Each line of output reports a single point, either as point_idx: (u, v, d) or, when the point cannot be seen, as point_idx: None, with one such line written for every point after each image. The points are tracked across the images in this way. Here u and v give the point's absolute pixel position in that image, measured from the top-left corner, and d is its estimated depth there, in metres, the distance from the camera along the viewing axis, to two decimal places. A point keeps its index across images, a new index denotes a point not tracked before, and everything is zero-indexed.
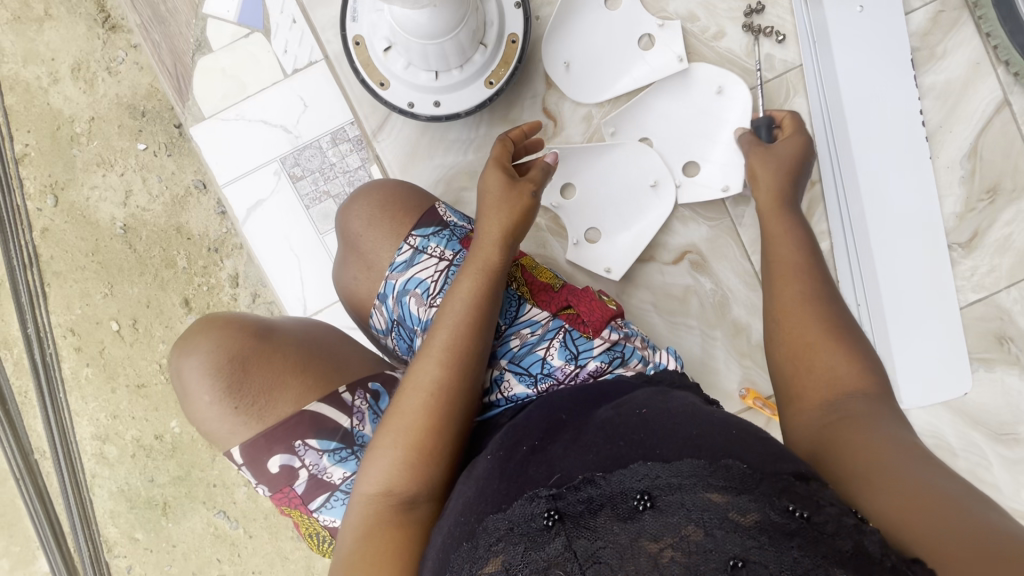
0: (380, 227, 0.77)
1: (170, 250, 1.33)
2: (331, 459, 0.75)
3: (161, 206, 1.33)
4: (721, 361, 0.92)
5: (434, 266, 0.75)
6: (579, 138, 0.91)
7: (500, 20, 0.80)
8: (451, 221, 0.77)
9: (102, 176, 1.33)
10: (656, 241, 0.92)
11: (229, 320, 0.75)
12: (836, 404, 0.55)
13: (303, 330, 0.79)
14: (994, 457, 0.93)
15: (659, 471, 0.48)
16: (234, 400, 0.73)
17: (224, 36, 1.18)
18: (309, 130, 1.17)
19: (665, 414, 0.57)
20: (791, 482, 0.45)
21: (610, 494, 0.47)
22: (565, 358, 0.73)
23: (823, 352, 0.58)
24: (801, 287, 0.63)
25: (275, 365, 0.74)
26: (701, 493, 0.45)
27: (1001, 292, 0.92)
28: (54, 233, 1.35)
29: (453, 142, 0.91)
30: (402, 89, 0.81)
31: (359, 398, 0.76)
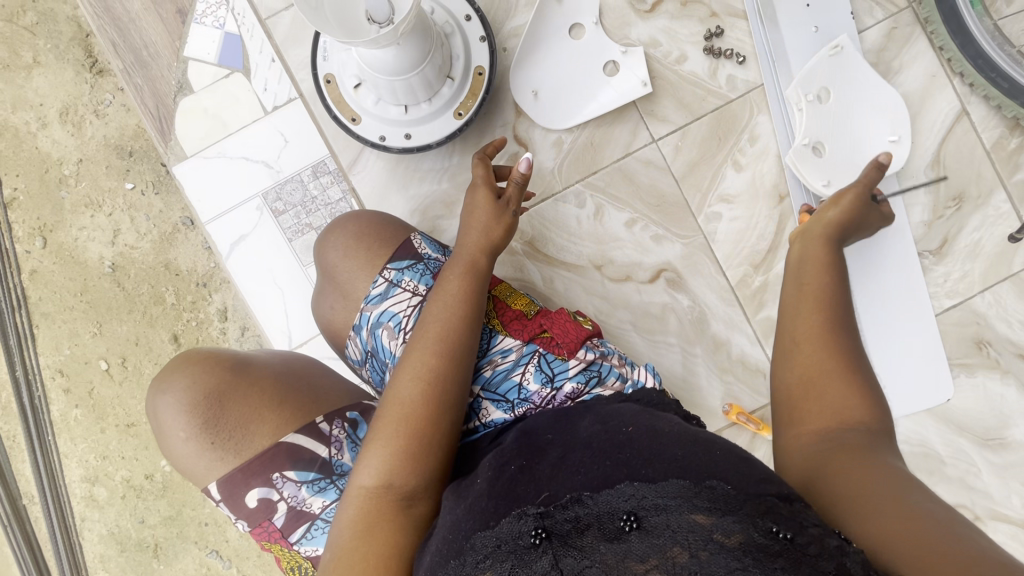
0: (353, 257, 0.78)
1: (158, 286, 1.34)
2: (310, 490, 0.71)
3: (149, 244, 1.34)
4: (702, 378, 0.93)
5: (408, 300, 0.75)
6: (551, 162, 0.92)
7: (465, 53, 0.82)
8: (425, 254, 0.78)
9: (91, 216, 1.35)
10: (631, 260, 0.93)
11: (206, 355, 0.73)
12: (833, 435, 0.53)
13: (279, 363, 0.76)
14: (981, 462, 0.93)
15: (644, 490, 0.50)
16: (211, 435, 0.70)
17: (205, 77, 1.21)
18: (290, 164, 1.20)
19: (653, 432, 0.56)
20: (774, 503, 0.45)
21: (600, 514, 0.50)
22: (541, 381, 0.73)
23: (824, 383, 0.57)
24: (821, 317, 0.61)
25: (249, 400, 0.71)
26: (687, 515, 0.47)
27: (975, 296, 0.93)
28: (43, 274, 1.35)
29: (427, 172, 0.93)
30: (373, 124, 0.82)
31: (336, 427, 0.73)
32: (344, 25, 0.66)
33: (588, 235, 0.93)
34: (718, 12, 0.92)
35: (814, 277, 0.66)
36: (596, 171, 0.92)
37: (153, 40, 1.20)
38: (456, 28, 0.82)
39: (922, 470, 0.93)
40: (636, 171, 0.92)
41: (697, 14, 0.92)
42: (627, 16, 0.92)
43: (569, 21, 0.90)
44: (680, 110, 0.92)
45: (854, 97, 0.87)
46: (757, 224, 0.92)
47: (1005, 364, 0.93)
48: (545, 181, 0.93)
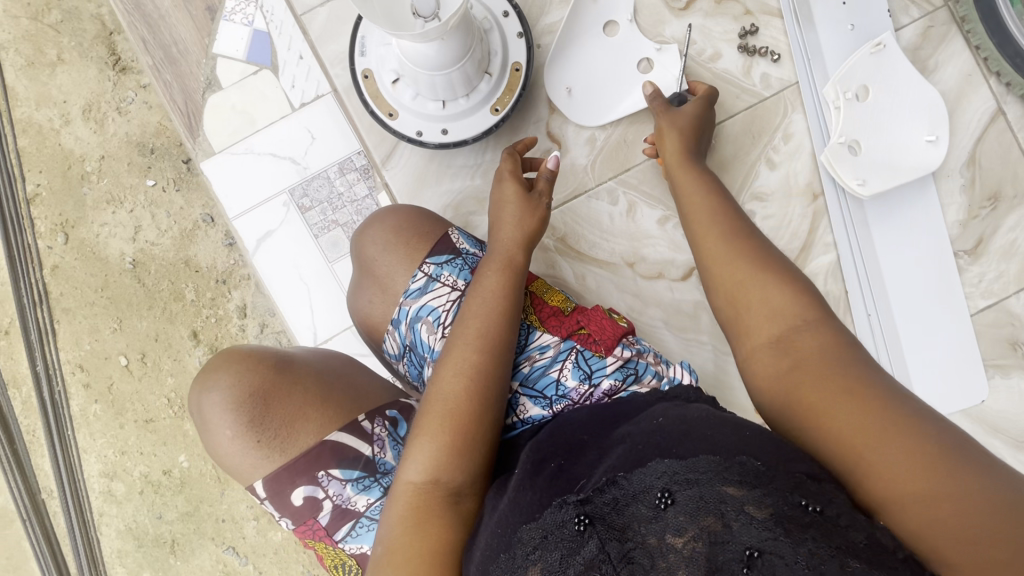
0: (391, 252, 0.78)
1: (178, 283, 1.34)
2: (355, 488, 0.72)
3: (169, 241, 1.35)
4: (733, 377, 0.92)
5: (447, 295, 0.75)
6: (583, 159, 0.92)
7: (503, 50, 0.82)
8: (463, 249, 0.78)
9: (112, 212, 1.36)
10: (663, 258, 0.92)
11: (248, 354, 0.73)
12: (788, 348, 0.54)
13: (321, 361, 0.76)
14: (1016, 465, 0.92)
15: (675, 466, 0.49)
16: (256, 434, 0.70)
17: (233, 74, 1.21)
18: (316, 161, 1.20)
19: (682, 417, 0.56)
20: (802, 480, 0.47)
21: (633, 493, 0.50)
22: (579, 377, 0.73)
23: (755, 300, 0.57)
24: (718, 242, 0.62)
25: (294, 398, 0.72)
26: (718, 487, 0.47)
27: (1010, 297, 0.92)
28: (64, 270, 1.37)
29: (459, 169, 0.93)
30: (410, 119, 0.82)
31: (377, 426, 0.73)
32: (391, 19, 0.66)
33: (620, 232, 0.93)
34: (752, 10, 0.92)
35: (696, 205, 0.67)
36: (629, 169, 0.92)
37: (182, 37, 1.21)
38: (494, 24, 0.82)
39: None
40: None
41: (731, 12, 0.92)
42: (661, 13, 0.92)
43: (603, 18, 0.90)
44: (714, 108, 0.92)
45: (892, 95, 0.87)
46: (790, 223, 0.92)
47: None
48: (578, 178, 0.93)
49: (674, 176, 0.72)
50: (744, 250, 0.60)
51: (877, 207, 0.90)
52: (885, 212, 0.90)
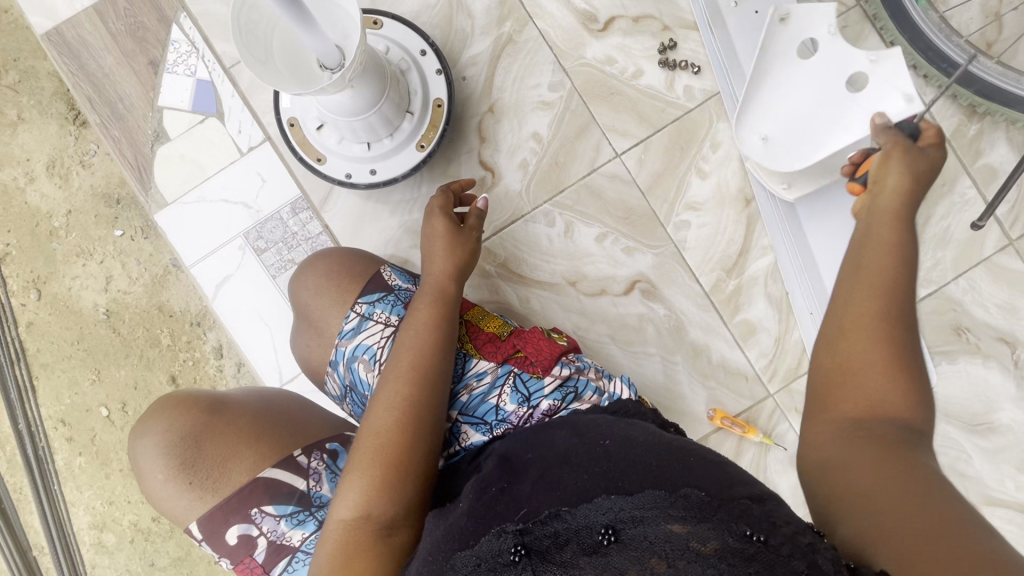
0: (326, 293, 0.79)
1: (153, 329, 1.36)
2: (289, 523, 0.72)
3: (141, 288, 1.36)
4: (685, 385, 0.94)
5: (380, 332, 0.76)
6: (517, 183, 0.94)
7: (423, 88, 0.84)
8: (396, 285, 0.79)
9: (83, 265, 1.37)
10: (605, 275, 0.94)
11: (181, 397, 0.74)
12: (861, 428, 0.50)
13: (255, 398, 0.76)
14: (972, 448, 0.93)
15: (621, 502, 0.53)
16: (189, 475, 0.71)
17: (181, 125, 1.23)
18: (268, 204, 1.22)
19: (626, 442, 0.59)
20: (748, 506, 0.50)
21: (577, 527, 0.53)
22: (517, 401, 0.74)
23: (869, 373, 0.51)
24: (880, 306, 0.53)
25: (224, 439, 0.72)
26: (663, 525, 0.50)
27: (949, 283, 0.94)
28: (40, 325, 1.37)
29: (398, 203, 0.94)
30: (339, 162, 0.84)
31: (314, 459, 0.73)
32: (297, 75, 0.67)
33: (560, 252, 0.94)
34: (670, 26, 0.94)
35: (879, 254, 0.56)
36: (562, 189, 0.94)
37: (127, 92, 1.23)
38: (412, 64, 0.84)
39: None
40: (603, 186, 0.94)
41: (650, 29, 0.94)
42: (581, 35, 0.94)
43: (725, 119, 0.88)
44: (640, 123, 0.94)
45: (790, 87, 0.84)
46: (725, 229, 0.94)
47: (985, 348, 0.93)
48: (513, 203, 0.94)
49: (868, 224, 0.59)
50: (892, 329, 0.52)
51: (809, 206, 0.90)
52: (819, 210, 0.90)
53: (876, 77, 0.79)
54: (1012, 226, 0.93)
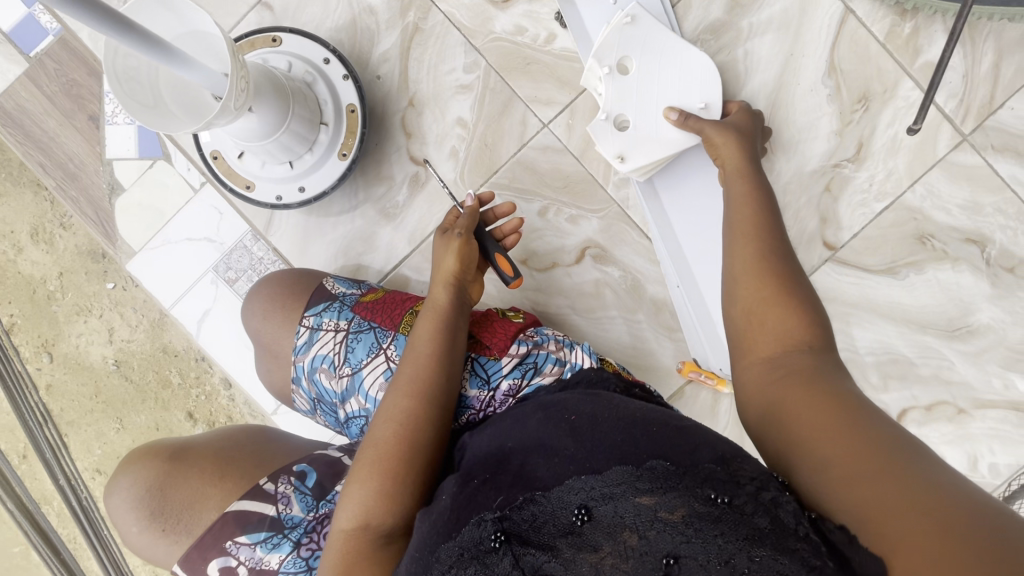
0: (274, 313, 0.81)
1: (163, 370, 1.33)
2: (264, 548, 0.72)
3: (143, 334, 1.34)
4: (653, 342, 0.94)
5: (332, 338, 0.76)
6: (451, 173, 0.93)
7: (334, 96, 0.85)
8: (339, 293, 0.81)
9: (85, 321, 1.36)
10: (553, 247, 0.94)
11: (144, 452, 0.78)
12: (779, 366, 0.50)
13: (218, 440, 0.80)
14: (952, 355, 0.92)
15: (593, 481, 0.47)
16: (161, 523, 0.74)
17: (132, 172, 1.26)
18: (229, 234, 1.24)
19: (595, 420, 0.52)
20: (713, 470, 0.44)
21: (553, 510, 0.47)
22: (477, 386, 0.71)
23: (766, 308, 0.54)
24: (757, 248, 0.59)
25: (191, 480, 0.75)
26: (631, 499, 0.45)
27: (906, 193, 0.91)
28: (58, 386, 1.36)
29: (338, 214, 0.95)
30: (267, 186, 0.85)
31: (282, 484, 0.74)
32: (192, 110, 0.68)
33: None
34: None
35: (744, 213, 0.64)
36: (496, 170, 0.93)
37: (75, 151, 1.25)
38: (317, 75, 0.84)
39: (892, 376, 0.92)
40: (536, 159, 0.93)
41: None
42: (487, 11, 0.92)
43: (607, 144, 0.85)
44: (561, 88, 0.92)
45: (619, 93, 0.84)
46: None
47: (952, 251, 0.91)
48: (449, 192, 0.94)
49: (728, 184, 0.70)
50: (773, 259, 0.58)
51: (667, 178, 0.88)
52: (675, 180, 0.88)
53: (645, 36, 0.85)
54: (964, 121, 0.89)
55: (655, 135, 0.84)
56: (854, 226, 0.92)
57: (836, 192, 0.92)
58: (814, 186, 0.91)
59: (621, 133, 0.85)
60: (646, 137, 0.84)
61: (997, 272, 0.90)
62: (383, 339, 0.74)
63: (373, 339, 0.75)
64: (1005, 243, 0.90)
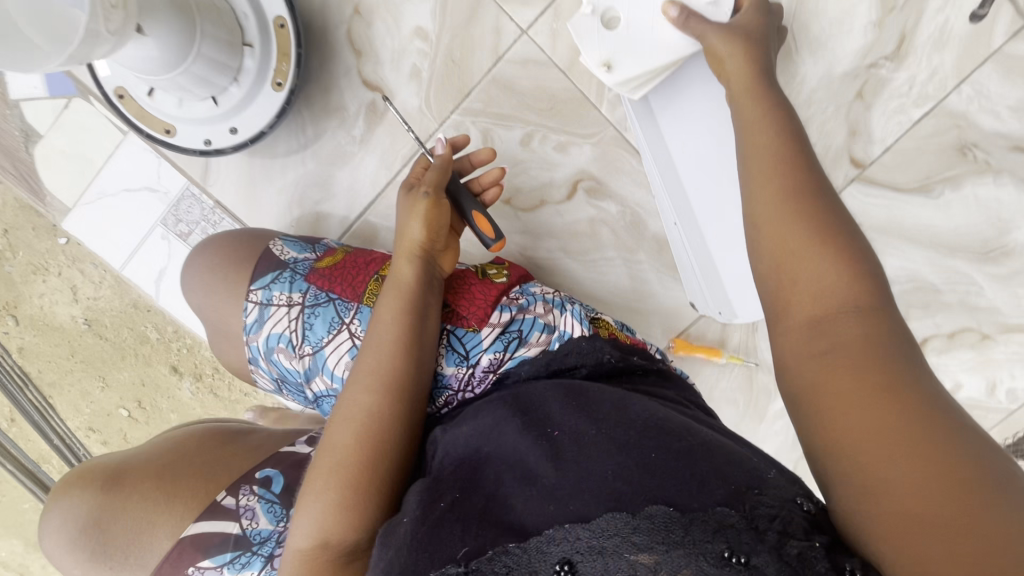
0: (219, 284, 0.72)
1: (138, 327, 1.19)
2: (233, 568, 0.69)
3: (109, 291, 1.18)
4: (655, 283, 0.84)
5: (285, 315, 0.67)
6: (414, 99, 0.78)
7: (256, 8, 0.68)
8: (290, 259, 0.71)
9: (44, 280, 1.17)
10: (540, 182, 0.81)
11: (76, 488, 0.74)
12: (819, 331, 0.43)
13: (154, 461, 0.76)
14: (982, 279, 0.83)
15: (578, 531, 0.42)
16: (110, 557, 0.71)
17: (45, 114, 1.07)
18: (173, 182, 1.09)
19: (582, 438, 0.48)
20: (726, 519, 0.39)
21: (530, 563, 0.43)
22: (455, 363, 0.64)
23: (798, 255, 0.46)
24: (789, 183, 0.49)
25: (132, 509, 0.71)
26: (626, 557, 0.40)
27: (951, 94, 0.77)
28: (31, 349, 1.21)
29: (286, 156, 0.81)
30: (191, 129, 0.70)
31: (242, 497, 0.71)
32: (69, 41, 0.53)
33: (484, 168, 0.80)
34: None
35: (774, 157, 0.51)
36: (468, 92, 0.78)
37: None
38: None
39: (914, 305, 0.85)
40: (515, 76, 0.77)
41: None
42: None
43: (593, 48, 0.69)
44: None
45: None
46: None
47: (997, 163, 0.79)
48: (414, 122, 0.79)
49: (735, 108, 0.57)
50: (803, 194, 0.48)
51: (663, 94, 0.73)
52: (675, 95, 0.73)
53: None
54: None
55: (652, 40, 0.68)
56: (887, 139, 0.79)
57: (868, 98, 0.78)
58: (844, 91, 0.78)
59: (611, 32, 0.68)
60: (642, 40, 0.68)
61: None
62: (344, 312, 0.66)
63: (333, 314, 0.66)
64: None
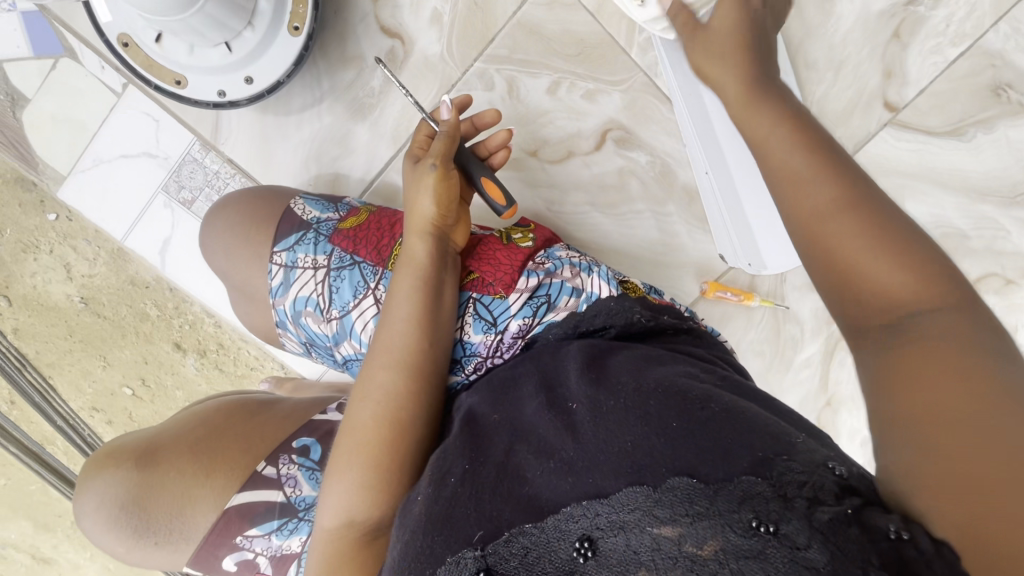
0: (240, 245, 0.69)
1: (138, 305, 1.12)
2: (281, 536, 0.68)
3: (105, 267, 1.10)
4: (685, 235, 0.83)
5: (311, 278, 0.64)
6: (435, 46, 0.75)
7: None
8: (313, 219, 0.67)
9: (34, 259, 1.09)
10: (568, 132, 0.78)
11: (109, 467, 0.71)
12: (899, 317, 0.38)
13: (184, 435, 0.73)
14: (1008, 221, 0.82)
15: (597, 506, 0.40)
16: (151, 537, 0.69)
17: (31, 76, 1.01)
18: (173, 146, 1.04)
19: (601, 412, 0.46)
20: (757, 489, 0.36)
21: (548, 542, 0.40)
22: (482, 330, 0.62)
23: (867, 265, 0.40)
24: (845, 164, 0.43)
25: (169, 486, 0.69)
26: (649, 531, 0.37)
27: (988, 34, 0.76)
28: (26, 329, 1.11)
29: (301, 110, 0.77)
30: (203, 79, 0.66)
31: (284, 466, 0.69)
32: None
33: (509, 118, 0.77)
34: None
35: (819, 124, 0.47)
36: (492, 38, 0.75)
37: None
38: None
39: (944, 252, 0.84)
40: (541, 19, 0.74)
41: None
42: None
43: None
44: None
45: None
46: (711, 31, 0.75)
47: None
48: (436, 71, 0.76)
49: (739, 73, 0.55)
50: (859, 185, 0.42)
51: None
52: None
53: None
54: None
55: None
56: (921, 81, 0.78)
57: (905, 38, 0.77)
58: (881, 31, 0.77)
59: None
60: None
61: None
62: (371, 276, 0.62)
63: (359, 277, 0.63)
64: None
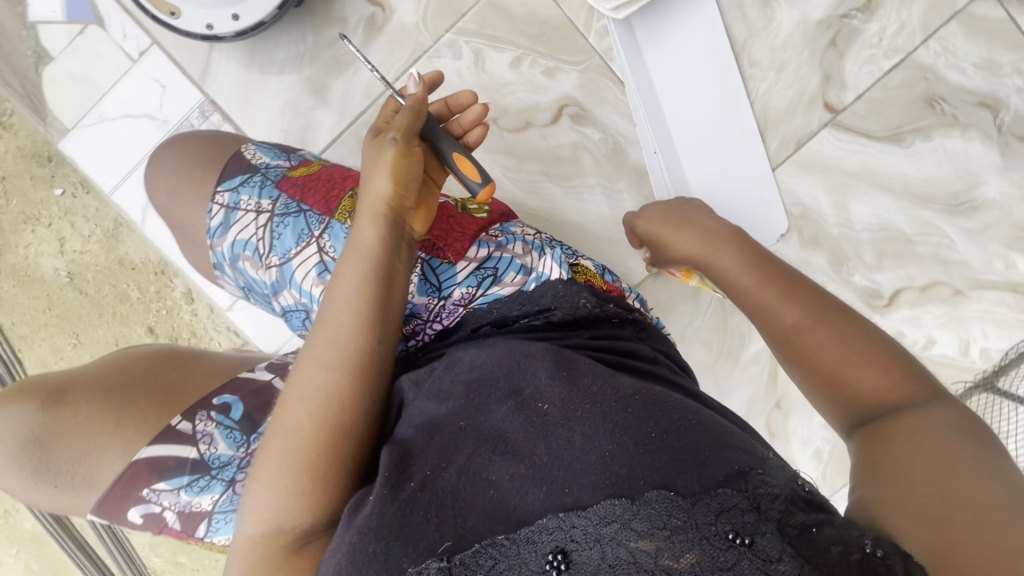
0: (184, 186, 0.72)
1: (120, 285, 1.02)
2: (190, 492, 0.65)
3: (98, 245, 1.02)
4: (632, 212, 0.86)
5: (252, 221, 0.67)
6: (411, 14, 0.83)
7: None
8: (261, 165, 0.71)
9: (33, 232, 1.01)
10: (527, 104, 0.84)
11: (13, 398, 0.65)
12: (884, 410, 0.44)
13: (103, 375, 0.68)
14: (954, 232, 0.83)
15: (574, 519, 0.37)
16: (50, 480, 0.64)
17: (58, 38, 0.99)
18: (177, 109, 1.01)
19: (570, 411, 0.43)
20: (737, 510, 0.36)
21: (519, 556, 0.37)
22: (426, 293, 0.60)
23: (849, 370, 0.47)
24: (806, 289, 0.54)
25: (78, 428, 0.64)
26: (626, 544, 0.36)
27: (919, 49, 0.82)
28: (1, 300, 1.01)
29: (284, 62, 0.85)
30: (195, 12, 0.75)
31: (201, 422, 0.66)
32: None
33: (473, 85, 0.84)
34: None
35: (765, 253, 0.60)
36: (464, 13, 0.83)
37: None
38: None
39: (886, 253, 0.85)
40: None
41: None
42: None
43: None
44: None
45: None
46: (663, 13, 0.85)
47: (963, 118, 0.82)
48: (410, 37, 0.84)
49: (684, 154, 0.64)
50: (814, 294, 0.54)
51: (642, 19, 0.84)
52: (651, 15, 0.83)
53: None
54: None
55: None
56: (859, 86, 0.84)
57: (842, 47, 0.84)
58: (819, 37, 0.84)
59: None
60: None
61: (1007, 141, 0.81)
62: (315, 225, 0.64)
63: (302, 225, 0.65)
64: (1021, 109, 0.81)
